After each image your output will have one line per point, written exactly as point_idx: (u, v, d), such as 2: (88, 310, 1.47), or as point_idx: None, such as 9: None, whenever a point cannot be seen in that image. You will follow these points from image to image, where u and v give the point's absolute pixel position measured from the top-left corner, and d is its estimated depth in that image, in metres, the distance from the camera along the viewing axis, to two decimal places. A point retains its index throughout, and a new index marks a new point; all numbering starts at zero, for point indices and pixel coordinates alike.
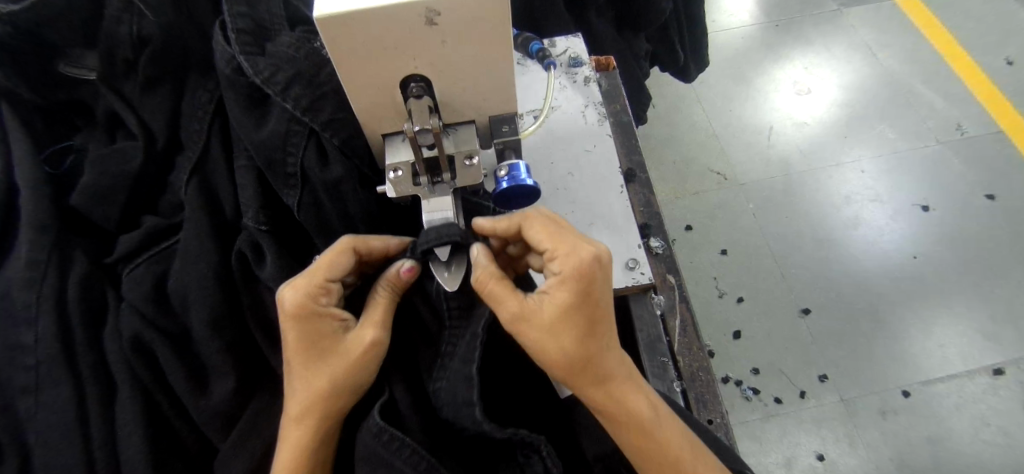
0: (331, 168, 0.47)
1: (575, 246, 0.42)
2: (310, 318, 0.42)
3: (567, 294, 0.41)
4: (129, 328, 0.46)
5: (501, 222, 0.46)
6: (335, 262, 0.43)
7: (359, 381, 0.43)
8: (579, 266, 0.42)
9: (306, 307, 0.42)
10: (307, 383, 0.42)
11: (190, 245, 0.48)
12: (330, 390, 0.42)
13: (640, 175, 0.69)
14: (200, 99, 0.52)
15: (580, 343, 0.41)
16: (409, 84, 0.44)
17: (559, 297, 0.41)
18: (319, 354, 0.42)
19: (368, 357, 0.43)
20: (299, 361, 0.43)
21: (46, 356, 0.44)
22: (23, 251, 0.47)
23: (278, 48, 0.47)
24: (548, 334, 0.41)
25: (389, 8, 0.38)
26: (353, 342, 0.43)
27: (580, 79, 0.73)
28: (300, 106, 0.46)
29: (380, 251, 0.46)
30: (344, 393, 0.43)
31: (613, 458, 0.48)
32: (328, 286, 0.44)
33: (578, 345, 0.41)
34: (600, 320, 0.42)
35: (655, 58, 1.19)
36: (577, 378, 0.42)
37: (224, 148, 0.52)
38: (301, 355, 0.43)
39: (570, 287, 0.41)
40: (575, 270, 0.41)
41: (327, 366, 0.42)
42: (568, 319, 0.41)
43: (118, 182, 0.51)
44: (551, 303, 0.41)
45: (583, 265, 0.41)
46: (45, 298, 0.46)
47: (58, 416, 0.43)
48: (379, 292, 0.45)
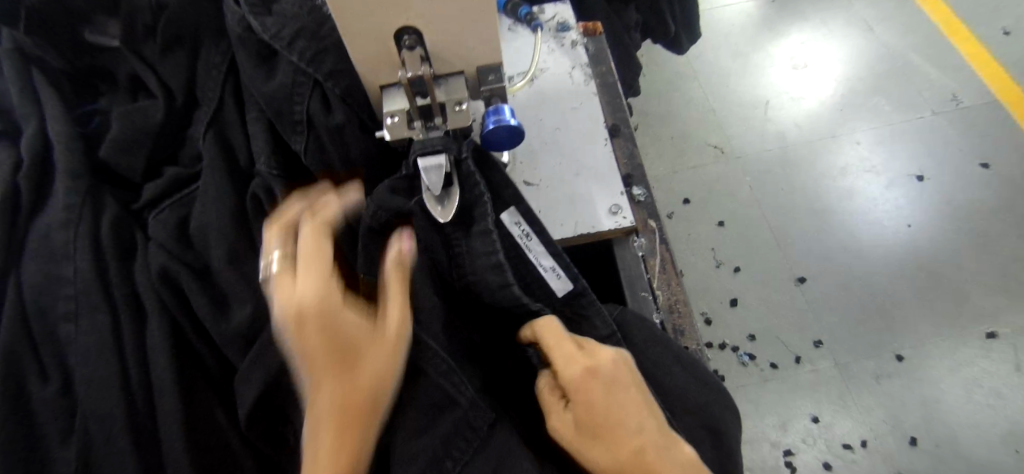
0: (334, 114, 0.52)
1: None
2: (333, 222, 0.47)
3: None
4: (156, 262, 0.52)
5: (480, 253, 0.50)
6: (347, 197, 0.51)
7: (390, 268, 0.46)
8: None
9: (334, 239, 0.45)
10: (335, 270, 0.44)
11: (209, 189, 0.53)
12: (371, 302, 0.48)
13: (624, 130, 0.74)
14: (214, 59, 0.57)
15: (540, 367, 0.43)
16: (403, 36, 0.49)
17: None
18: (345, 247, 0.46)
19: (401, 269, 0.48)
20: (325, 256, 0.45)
21: (85, 287, 0.50)
22: (60, 196, 0.52)
23: (283, 7, 0.52)
24: None
25: None
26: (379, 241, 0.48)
27: (567, 43, 0.78)
28: (304, 57, 0.51)
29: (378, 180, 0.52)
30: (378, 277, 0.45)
31: None
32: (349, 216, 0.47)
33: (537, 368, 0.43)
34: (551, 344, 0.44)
35: (647, 31, 1.23)
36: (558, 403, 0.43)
37: (237, 103, 0.57)
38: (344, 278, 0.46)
39: None
40: None
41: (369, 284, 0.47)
42: None
43: (141, 135, 0.56)
44: None
45: None
46: (81, 237, 0.51)
47: (97, 337, 0.49)
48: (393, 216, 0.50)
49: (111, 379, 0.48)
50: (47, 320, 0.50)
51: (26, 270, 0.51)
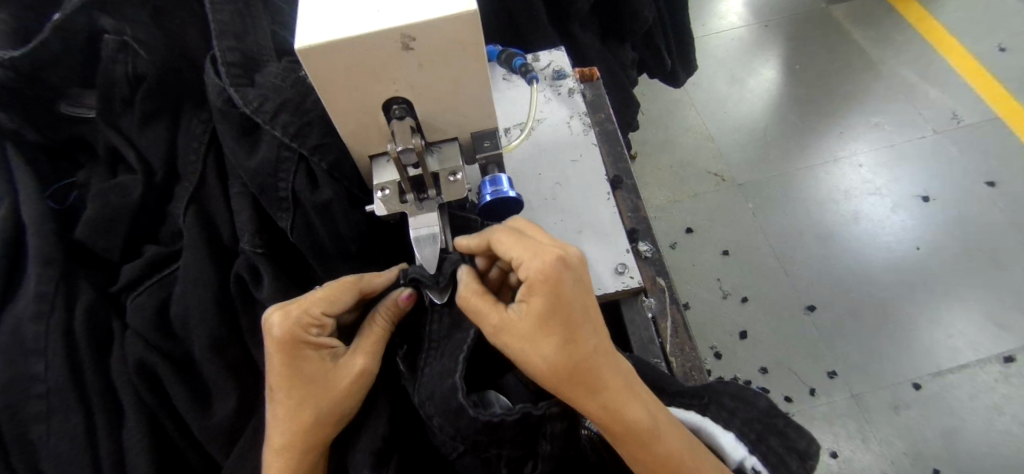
0: (321, 190, 0.49)
1: (538, 250, 0.42)
2: (297, 348, 0.44)
3: (537, 302, 0.41)
4: (133, 353, 0.48)
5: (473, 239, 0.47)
6: (336, 298, 0.45)
7: (344, 410, 0.45)
8: (544, 270, 0.41)
9: (295, 336, 0.43)
10: (293, 415, 0.44)
11: (189, 272, 0.50)
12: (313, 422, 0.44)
13: (626, 181, 0.71)
14: (195, 130, 0.55)
15: (559, 350, 0.40)
16: (392, 107, 0.46)
17: (532, 305, 0.41)
18: (307, 386, 0.44)
19: (353, 389, 0.45)
20: (285, 392, 0.44)
21: (56, 384, 0.46)
22: (31, 283, 0.49)
23: (265, 78, 0.49)
24: (526, 343, 0.41)
25: (366, 36, 0.40)
26: (343, 375, 0.45)
27: (564, 91, 0.76)
28: (287, 132, 0.48)
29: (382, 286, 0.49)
30: (330, 422, 0.45)
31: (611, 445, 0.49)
32: (322, 320, 0.45)
33: (558, 350, 0.40)
34: (576, 324, 0.41)
35: (643, 65, 1.21)
36: (568, 389, 0.41)
37: (219, 176, 0.54)
38: (288, 384, 0.44)
39: (540, 295, 0.41)
40: (539, 278, 0.41)
41: (315, 395, 0.44)
42: (540, 326, 0.41)
43: (119, 213, 0.53)
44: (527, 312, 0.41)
45: (545, 270, 0.41)
46: (52, 330, 0.48)
47: (69, 440, 0.45)
48: (374, 322, 0.48)
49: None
50: (15, 421, 0.46)
51: None
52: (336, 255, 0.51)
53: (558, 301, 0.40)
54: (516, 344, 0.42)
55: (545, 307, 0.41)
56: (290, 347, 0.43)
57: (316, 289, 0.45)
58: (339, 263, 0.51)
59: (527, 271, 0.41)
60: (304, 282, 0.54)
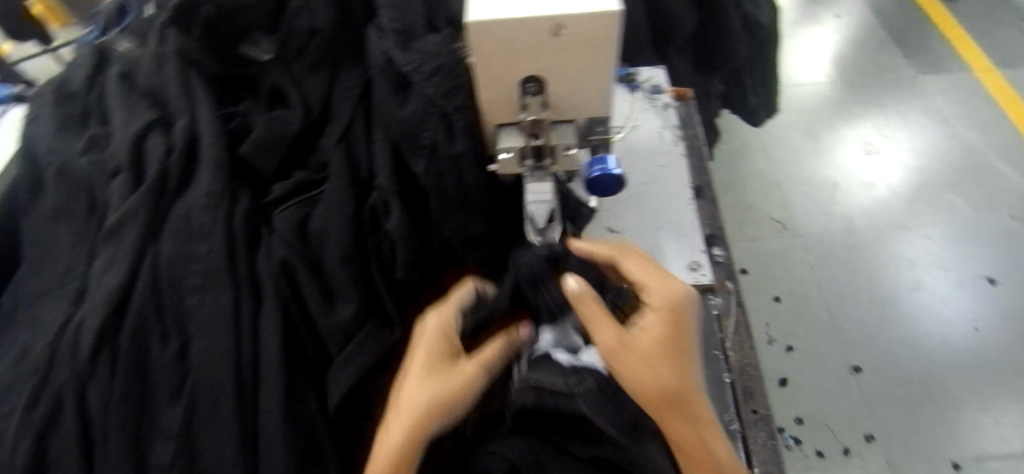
0: (456, 143, 0.57)
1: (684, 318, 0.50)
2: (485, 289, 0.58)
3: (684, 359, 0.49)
4: (279, 253, 0.57)
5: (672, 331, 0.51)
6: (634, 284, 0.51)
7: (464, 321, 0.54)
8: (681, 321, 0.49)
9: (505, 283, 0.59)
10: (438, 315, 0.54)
11: (334, 196, 0.58)
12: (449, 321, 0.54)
13: (708, 192, 0.76)
14: (351, 83, 0.64)
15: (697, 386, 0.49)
16: (528, 84, 0.54)
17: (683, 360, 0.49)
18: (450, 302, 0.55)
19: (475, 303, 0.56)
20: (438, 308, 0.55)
21: (215, 265, 0.55)
22: (206, 184, 0.59)
23: (425, 47, 0.58)
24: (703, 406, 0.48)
25: (525, 20, 0.48)
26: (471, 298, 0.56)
27: (660, 104, 0.82)
28: (439, 92, 0.56)
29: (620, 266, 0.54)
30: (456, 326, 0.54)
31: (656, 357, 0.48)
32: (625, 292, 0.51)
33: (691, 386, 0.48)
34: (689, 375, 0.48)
35: (726, 100, 1.28)
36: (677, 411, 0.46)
37: (365, 123, 0.63)
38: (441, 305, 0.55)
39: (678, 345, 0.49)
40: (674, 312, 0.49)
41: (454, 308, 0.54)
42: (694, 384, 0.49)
43: (281, 140, 0.63)
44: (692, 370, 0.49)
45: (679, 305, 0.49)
46: (219, 223, 0.57)
47: (218, 313, 0.54)
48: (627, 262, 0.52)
49: (225, 356, 0.53)
50: (175, 289, 0.56)
51: (166, 246, 0.57)
52: (456, 202, 0.58)
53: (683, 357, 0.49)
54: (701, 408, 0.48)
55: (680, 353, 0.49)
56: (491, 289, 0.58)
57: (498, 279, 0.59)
58: (459, 210, 0.59)
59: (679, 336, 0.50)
60: (421, 218, 0.61)
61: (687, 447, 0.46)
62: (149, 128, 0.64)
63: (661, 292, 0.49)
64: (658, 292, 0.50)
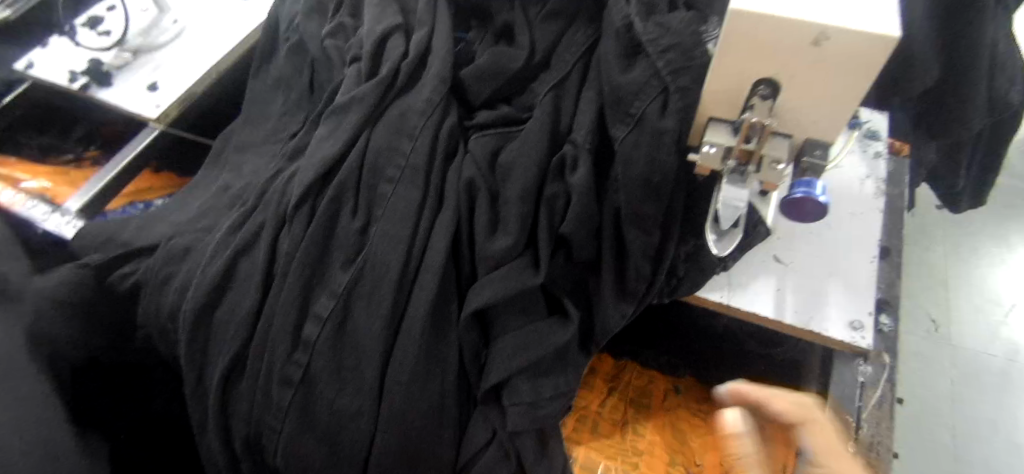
0: (665, 119, 0.56)
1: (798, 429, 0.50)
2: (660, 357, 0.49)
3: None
4: (467, 171, 0.61)
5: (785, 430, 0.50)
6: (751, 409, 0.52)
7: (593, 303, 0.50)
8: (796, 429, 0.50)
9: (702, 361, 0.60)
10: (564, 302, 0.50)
11: (531, 136, 0.61)
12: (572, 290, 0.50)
13: (894, 257, 0.70)
14: (578, 40, 0.66)
15: None
16: (761, 85, 0.53)
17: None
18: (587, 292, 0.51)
19: None
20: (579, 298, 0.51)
21: (415, 165, 0.61)
22: (427, 93, 0.64)
23: (669, 20, 0.58)
24: None
25: (794, 20, 0.47)
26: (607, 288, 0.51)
27: (871, 152, 0.77)
28: (669, 67, 0.56)
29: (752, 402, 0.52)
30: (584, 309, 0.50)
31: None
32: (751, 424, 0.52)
33: None
34: None
35: (932, 175, 1.16)
36: None
37: (580, 79, 0.65)
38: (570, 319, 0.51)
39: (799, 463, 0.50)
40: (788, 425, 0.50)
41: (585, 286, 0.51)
42: None
43: (501, 74, 0.66)
44: None
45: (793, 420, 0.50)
46: (427, 131, 0.63)
47: (405, 207, 0.59)
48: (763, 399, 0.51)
49: (398, 244, 0.58)
50: (373, 174, 0.62)
51: (379, 133, 0.63)
52: (639, 175, 0.57)
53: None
54: None
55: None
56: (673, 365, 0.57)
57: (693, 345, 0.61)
58: (637, 183, 0.58)
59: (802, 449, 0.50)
60: (600, 181, 0.62)
61: None
62: (391, 29, 0.71)
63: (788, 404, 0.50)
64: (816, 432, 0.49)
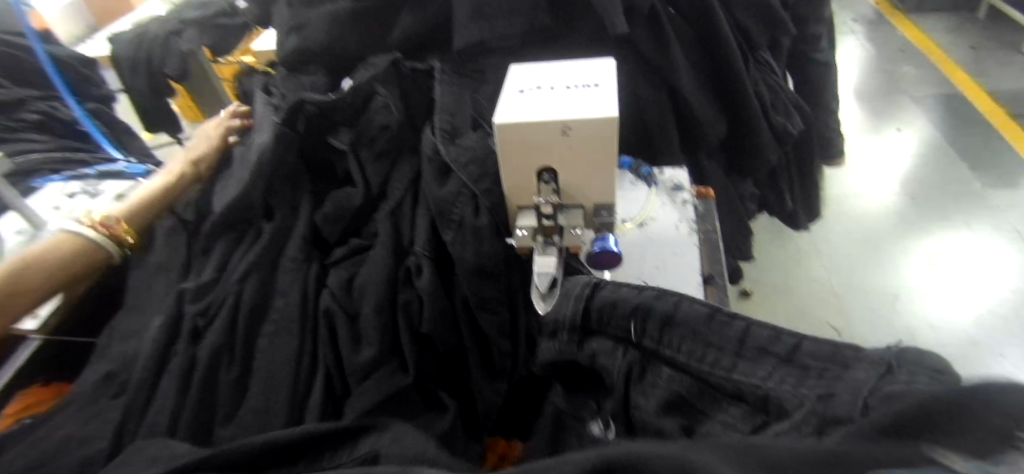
0: (479, 218, 0.68)
1: None
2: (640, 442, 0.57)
3: None
4: (323, 303, 0.69)
5: None
6: None
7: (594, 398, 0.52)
8: None
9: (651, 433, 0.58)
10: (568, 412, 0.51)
11: (378, 258, 0.71)
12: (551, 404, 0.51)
13: (718, 280, 0.82)
14: (406, 170, 0.79)
15: None
16: (544, 173, 0.65)
17: None
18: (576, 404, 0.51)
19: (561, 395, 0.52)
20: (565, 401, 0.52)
21: (286, 316, 0.68)
22: (292, 249, 0.73)
23: (465, 142, 0.73)
24: None
25: (541, 123, 0.60)
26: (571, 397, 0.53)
27: (679, 200, 0.91)
28: (471, 177, 0.69)
29: None
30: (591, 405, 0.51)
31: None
32: None
33: None
34: None
35: (765, 204, 1.36)
36: None
37: (413, 201, 0.77)
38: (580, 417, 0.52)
39: None
40: None
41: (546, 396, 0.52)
42: None
43: (344, 214, 0.77)
44: None
45: None
46: (292, 283, 0.70)
47: (281, 355, 0.64)
48: None
49: (280, 388, 0.62)
50: (249, 330, 0.66)
51: (247, 287, 0.69)
52: (471, 267, 0.67)
53: None
54: None
55: None
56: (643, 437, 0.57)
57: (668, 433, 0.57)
58: (473, 274, 0.67)
59: None
60: (448, 278, 0.72)
61: None
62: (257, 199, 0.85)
63: None
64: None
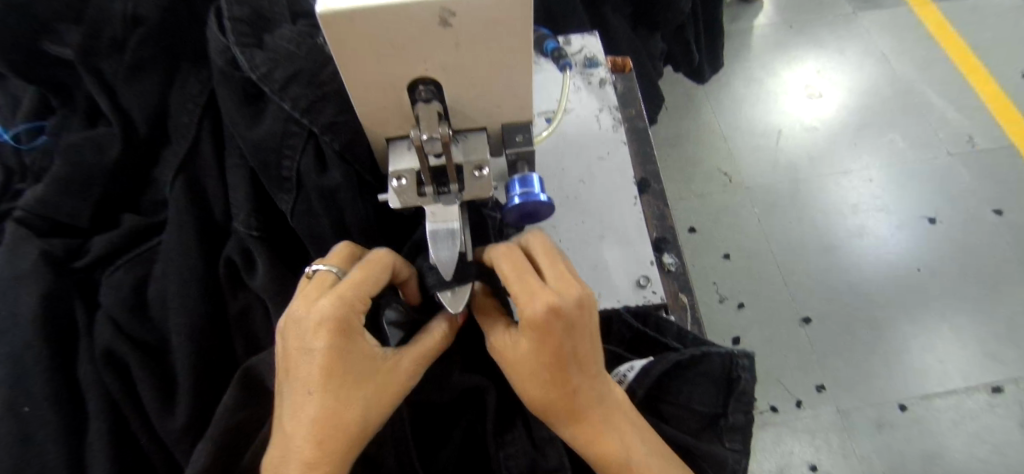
0: (329, 173, 0.44)
1: (550, 379, 0.41)
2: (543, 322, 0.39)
3: (540, 366, 0.41)
4: (101, 339, 0.45)
5: (548, 395, 0.41)
6: (543, 367, 0.41)
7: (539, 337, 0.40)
8: (543, 397, 0.42)
9: (547, 316, 0.39)
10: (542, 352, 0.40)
11: (172, 253, 0.46)
12: (548, 348, 0.40)
13: (654, 185, 0.66)
14: (191, 90, 0.50)
15: (557, 388, 0.41)
16: (418, 88, 0.40)
17: (526, 349, 0.41)
18: (552, 346, 0.40)
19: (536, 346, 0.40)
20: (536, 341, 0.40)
21: (34, 367, 0.43)
22: (33, 249, 0.47)
23: (278, 43, 0.44)
24: (526, 374, 0.41)
25: (402, 6, 0.34)
26: (526, 343, 0.41)
27: (595, 81, 0.70)
28: (299, 106, 0.43)
29: (530, 372, 0.41)
30: (535, 346, 0.40)
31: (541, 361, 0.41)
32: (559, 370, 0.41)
33: (549, 388, 0.41)
34: (569, 366, 0.41)
35: (669, 57, 1.18)
36: (553, 419, 0.43)
37: (215, 145, 0.50)
38: (539, 330, 0.39)
39: (551, 401, 0.42)
40: (541, 328, 0.39)
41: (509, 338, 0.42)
42: (539, 370, 0.41)
43: (94, 176, 0.50)
44: (523, 347, 0.41)
45: (545, 394, 0.42)
46: (29, 312, 0.44)
47: (43, 429, 0.42)
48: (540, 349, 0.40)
49: None
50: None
51: None
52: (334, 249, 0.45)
53: (550, 350, 0.40)
54: (513, 377, 0.42)
55: (535, 352, 0.40)
56: (542, 325, 0.39)
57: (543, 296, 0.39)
58: None
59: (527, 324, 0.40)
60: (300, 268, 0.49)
61: (552, 406, 0.42)
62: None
63: (538, 386, 0.41)
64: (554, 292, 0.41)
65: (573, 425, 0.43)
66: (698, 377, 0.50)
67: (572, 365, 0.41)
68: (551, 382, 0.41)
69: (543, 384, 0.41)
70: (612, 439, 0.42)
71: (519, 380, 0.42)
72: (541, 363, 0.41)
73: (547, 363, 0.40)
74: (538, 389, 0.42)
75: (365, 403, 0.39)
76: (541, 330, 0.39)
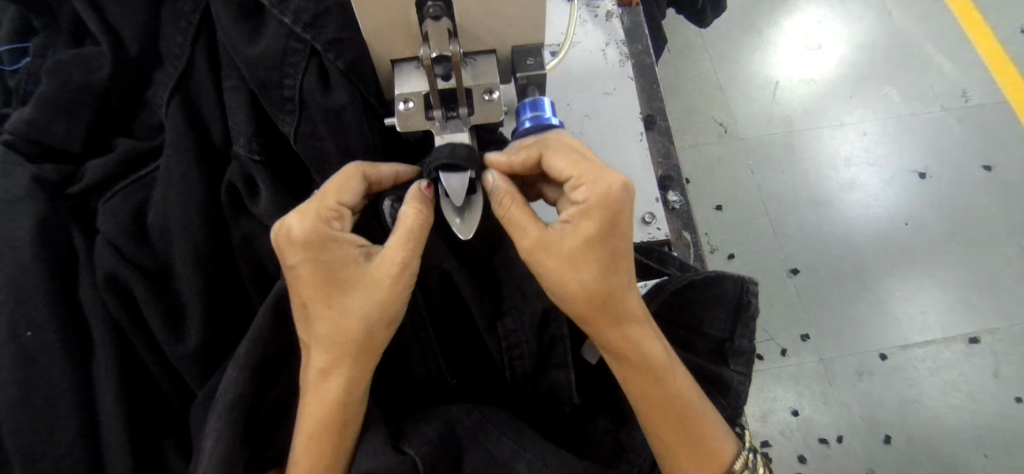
0: (333, 93, 0.44)
1: (598, 276, 0.41)
2: (597, 208, 0.40)
3: (591, 226, 0.40)
4: (102, 264, 0.45)
5: (591, 293, 0.41)
6: (592, 257, 0.41)
7: (600, 231, 0.40)
8: (588, 296, 0.41)
9: (605, 201, 0.40)
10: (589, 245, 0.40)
11: (173, 176, 0.45)
12: (607, 243, 0.41)
13: (660, 122, 0.65)
14: (184, 8, 0.48)
15: (601, 280, 0.41)
16: (427, 3, 0.38)
17: (584, 229, 0.40)
18: (605, 238, 0.40)
19: (590, 239, 0.40)
20: (592, 233, 0.40)
21: (36, 293, 0.43)
22: (24, 176, 0.45)
23: None
24: (565, 265, 0.41)
25: None
26: (577, 232, 0.41)
27: (602, 14, 0.67)
28: (301, 21, 0.43)
29: (573, 261, 0.40)
30: (586, 237, 0.40)
31: (586, 253, 0.40)
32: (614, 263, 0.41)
33: (597, 279, 0.41)
34: (620, 256, 0.41)
35: None
36: (593, 319, 0.42)
37: (211, 67, 0.48)
38: (598, 218, 0.40)
39: (591, 305, 0.42)
40: (602, 202, 0.40)
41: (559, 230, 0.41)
42: (586, 254, 0.41)
43: (84, 96, 0.48)
44: (573, 236, 0.41)
45: (591, 293, 0.41)
46: (28, 237, 0.44)
47: (49, 354, 0.42)
48: (589, 236, 0.40)
49: (67, 402, 0.42)
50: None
51: None
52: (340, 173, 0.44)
53: (608, 239, 0.40)
54: (549, 268, 0.41)
55: (594, 234, 0.40)
56: (598, 212, 0.40)
57: (601, 183, 0.40)
58: None
59: (587, 195, 0.40)
60: (302, 195, 0.48)
61: (595, 304, 0.41)
62: None
63: (579, 281, 0.41)
64: (593, 184, 0.40)
65: (642, 377, 0.42)
66: (710, 300, 0.50)
67: (622, 252, 0.41)
68: (600, 281, 0.41)
69: (593, 281, 0.41)
70: (656, 348, 0.43)
71: (565, 275, 0.41)
72: (591, 253, 0.40)
73: (602, 255, 0.41)
74: (583, 293, 0.41)
75: (364, 309, 0.40)
76: (594, 219, 0.40)
